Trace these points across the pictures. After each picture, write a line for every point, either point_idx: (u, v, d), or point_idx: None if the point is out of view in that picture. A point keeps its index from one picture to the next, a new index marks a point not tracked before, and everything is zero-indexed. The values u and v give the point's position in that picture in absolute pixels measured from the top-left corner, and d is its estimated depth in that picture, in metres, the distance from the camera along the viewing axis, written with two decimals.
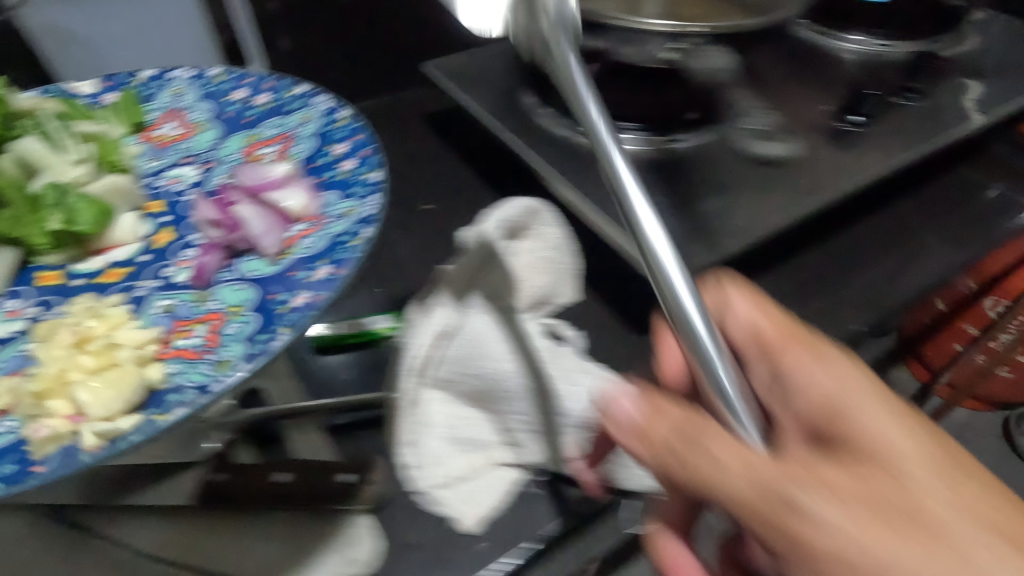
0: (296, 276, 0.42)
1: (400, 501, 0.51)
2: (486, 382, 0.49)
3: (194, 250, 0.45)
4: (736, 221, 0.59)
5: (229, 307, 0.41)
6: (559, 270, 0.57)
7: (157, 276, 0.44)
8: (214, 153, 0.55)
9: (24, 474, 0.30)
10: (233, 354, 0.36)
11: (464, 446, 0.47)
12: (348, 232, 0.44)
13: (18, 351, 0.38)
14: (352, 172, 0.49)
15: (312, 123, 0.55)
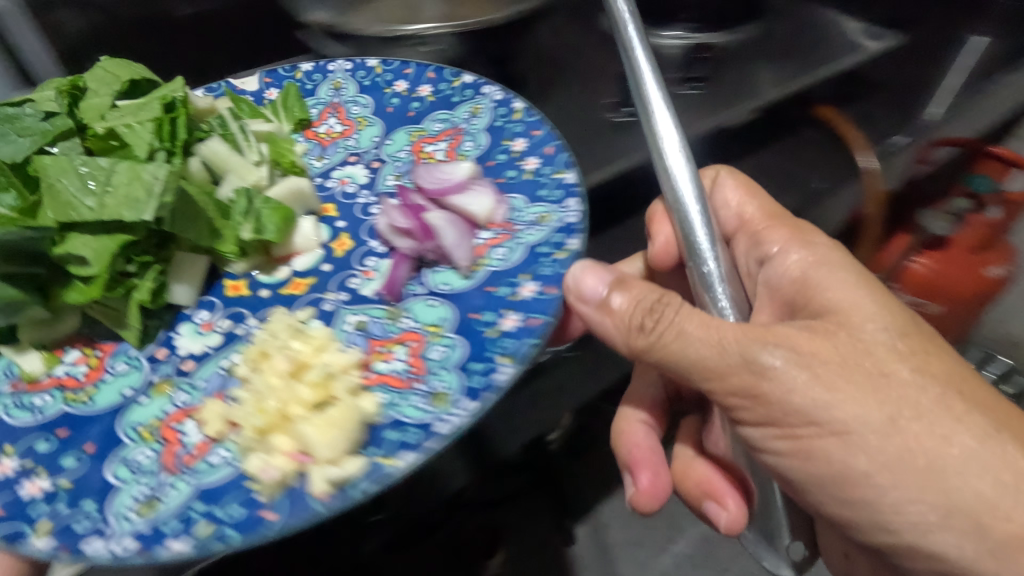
0: (497, 293, 0.38)
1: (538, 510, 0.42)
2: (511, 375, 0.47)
3: (379, 259, 0.42)
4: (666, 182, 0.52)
5: (431, 328, 0.37)
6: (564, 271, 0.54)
7: (341, 287, 0.41)
8: (376, 152, 0.52)
9: (255, 520, 0.27)
10: (451, 385, 0.32)
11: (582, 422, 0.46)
12: (551, 242, 0.39)
13: (218, 368, 0.37)
14: (540, 170, 0.44)
15: (484, 118, 0.50)
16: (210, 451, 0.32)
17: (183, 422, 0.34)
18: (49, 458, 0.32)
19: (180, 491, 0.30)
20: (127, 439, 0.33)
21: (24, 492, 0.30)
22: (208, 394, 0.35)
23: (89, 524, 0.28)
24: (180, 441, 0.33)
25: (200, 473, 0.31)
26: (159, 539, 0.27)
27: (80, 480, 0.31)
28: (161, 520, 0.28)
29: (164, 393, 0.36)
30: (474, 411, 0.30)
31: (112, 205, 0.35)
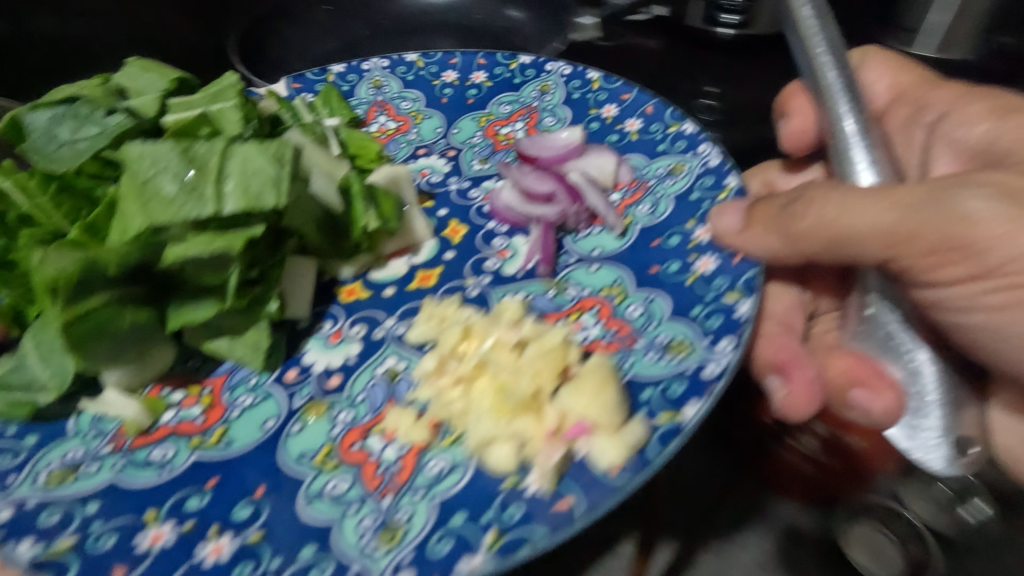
0: (667, 244, 0.34)
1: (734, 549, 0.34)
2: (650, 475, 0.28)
3: (509, 236, 0.38)
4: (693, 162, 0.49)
5: (606, 288, 0.33)
6: None
7: (480, 273, 0.36)
8: (448, 140, 0.47)
9: (544, 513, 0.22)
10: (685, 333, 0.29)
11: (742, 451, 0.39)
12: (703, 190, 0.37)
13: (374, 376, 0.31)
14: (651, 128, 0.42)
15: (560, 92, 0.48)
16: (415, 459, 0.26)
17: (365, 439, 0.27)
18: (214, 512, 0.24)
19: (420, 511, 0.24)
20: (293, 474, 0.26)
21: (211, 558, 0.23)
22: (374, 408, 0.29)
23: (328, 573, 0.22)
24: (368, 457, 0.26)
25: (424, 483, 0.25)
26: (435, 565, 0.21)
27: (274, 526, 0.24)
28: (417, 544, 0.22)
29: (321, 415, 0.29)
30: (734, 346, 0.27)
31: (231, 193, 0.28)
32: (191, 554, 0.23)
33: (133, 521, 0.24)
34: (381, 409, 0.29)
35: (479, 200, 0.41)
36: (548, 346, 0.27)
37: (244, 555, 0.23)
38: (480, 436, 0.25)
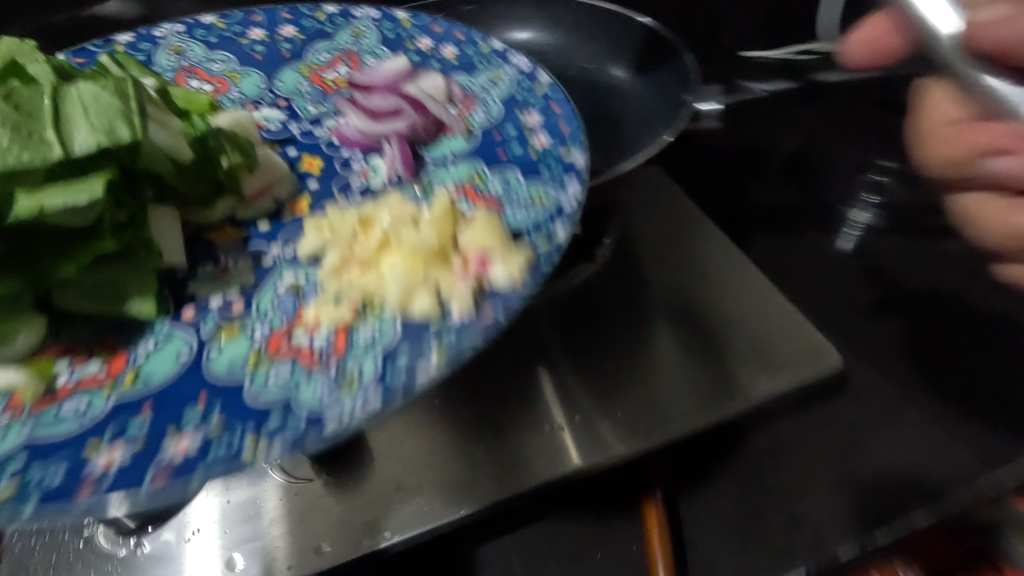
0: (506, 134, 0.41)
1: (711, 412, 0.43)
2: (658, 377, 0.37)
3: (367, 159, 0.41)
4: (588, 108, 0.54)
5: (468, 177, 0.38)
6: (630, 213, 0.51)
7: (350, 190, 0.39)
8: (274, 89, 0.47)
9: (475, 321, 0.28)
10: (539, 185, 0.35)
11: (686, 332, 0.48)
12: (522, 89, 0.43)
13: (279, 291, 0.32)
14: (463, 49, 0.48)
15: (371, 34, 0.50)
16: (346, 332, 0.29)
17: (290, 337, 0.29)
18: (159, 427, 0.25)
19: (364, 364, 0.27)
20: (228, 381, 0.27)
21: (177, 457, 0.24)
22: (289, 313, 0.30)
23: (295, 423, 0.25)
24: (299, 346, 0.29)
25: (362, 343, 0.28)
26: (395, 381, 0.26)
27: (228, 414, 0.26)
28: (370, 378, 0.26)
29: (238, 334, 0.30)
30: (581, 183, 0.35)
31: (70, 139, 0.27)
32: (148, 463, 0.24)
33: (74, 459, 0.24)
34: (294, 310, 0.31)
35: (325, 137, 0.43)
36: (438, 214, 0.32)
37: (206, 444, 0.25)
38: (401, 292, 0.29)
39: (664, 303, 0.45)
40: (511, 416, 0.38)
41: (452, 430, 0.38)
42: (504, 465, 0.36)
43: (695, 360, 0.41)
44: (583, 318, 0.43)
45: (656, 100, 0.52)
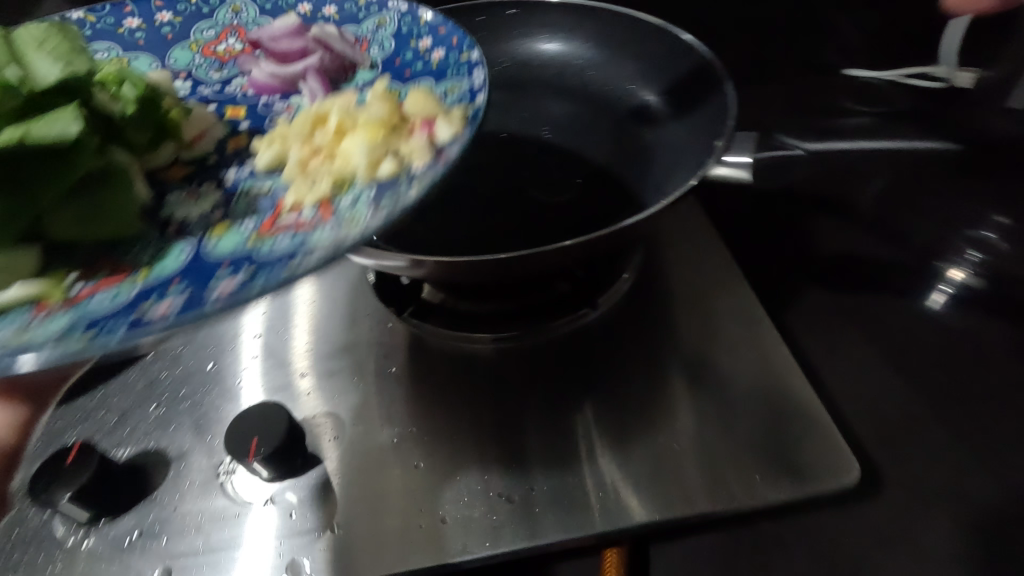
0: (404, 58, 0.53)
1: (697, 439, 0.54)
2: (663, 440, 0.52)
3: (286, 99, 0.52)
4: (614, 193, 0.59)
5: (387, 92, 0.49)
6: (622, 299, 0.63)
7: (274, 121, 0.50)
8: (183, 67, 0.56)
9: (435, 163, 0.39)
10: (451, 82, 0.48)
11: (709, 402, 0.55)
12: (405, 28, 0.55)
13: (252, 195, 0.43)
14: (342, 11, 0.58)
15: (246, 9, 0.59)
16: (326, 202, 0.39)
17: (278, 219, 0.39)
18: (213, 279, 0.35)
19: (359, 212, 0.37)
20: (242, 249, 0.37)
21: (224, 291, 0.34)
22: (273, 201, 0.41)
23: (307, 248, 0.35)
24: (290, 219, 0.38)
25: (346, 201, 0.38)
26: (384, 205, 0.37)
27: (254, 258, 0.36)
28: (356, 212, 0.37)
29: (227, 230, 0.40)
30: (482, 66, 0.47)
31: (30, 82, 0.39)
32: (218, 296, 0.33)
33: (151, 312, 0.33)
34: (272, 204, 0.41)
35: (239, 90, 0.53)
36: (377, 98, 0.47)
37: (258, 275, 0.34)
38: (367, 161, 0.40)
39: (680, 367, 0.58)
40: (555, 464, 0.51)
41: (431, 423, 0.54)
42: (551, 503, 0.48)
43: (713, 447, 0.52)
44: (607, 369, 0.57)
45: (691, 94, 0.60)
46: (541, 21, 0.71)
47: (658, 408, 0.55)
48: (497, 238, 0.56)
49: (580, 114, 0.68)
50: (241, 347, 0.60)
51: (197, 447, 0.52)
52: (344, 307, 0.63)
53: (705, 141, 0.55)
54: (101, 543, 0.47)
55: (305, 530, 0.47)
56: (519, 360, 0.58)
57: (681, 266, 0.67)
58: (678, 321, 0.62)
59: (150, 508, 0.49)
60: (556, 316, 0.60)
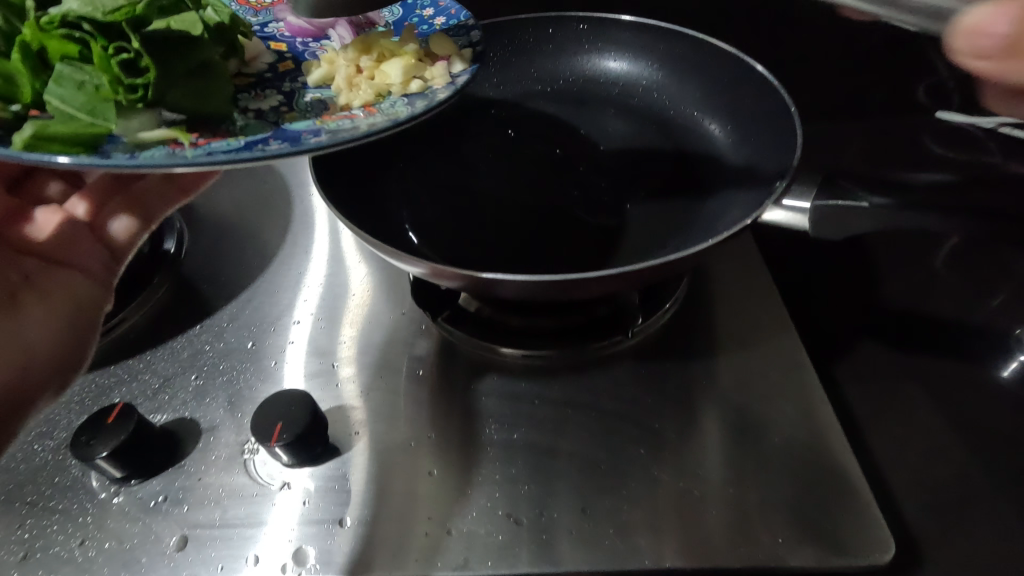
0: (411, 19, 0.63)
1: (727, 486, 0.50)
2: (686, 493, 0.50)
3: (319, 41, 0.61)
4: (663, 221, 0.57)
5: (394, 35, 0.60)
6: (666, 333, 0.61)
7: (311, 52, 0.59)
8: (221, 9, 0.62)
9: (457, 85, 0.50)
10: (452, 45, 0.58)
11: (744, 460, 0.52)
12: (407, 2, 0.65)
13: (309, 100, 0.52)
14: None
15: None
16: (372, 107, 0.49)
17: (336, 113, 0.49)
18: (303, 134, 0.44)
19: (400, 109, 0.47)
20: (312, 124, 0.46)
21: (317, 139, 0.42)
22: (325, 104, 0.51)
23: (372, 122, 0.45)
24: (346, 113, 0.48)
25: (390, 105, 0.48)
26: (423, 105, 0.47)
27: (331, 126, 0.45)
28: (401, 108, 0.47)
29: (293, 116, 0.48)
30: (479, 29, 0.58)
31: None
32: (317, 139, 0.42)
33: (264, 145, 0.41)
34: (326, 104, 0.51)
35: (278, 31, 0.61)
36: (403, 35, 0.57)
37: (338, 132, 0.43)
38: (399, 82, 0.51)
39: (719, 410, 0.55)
40: (567, 493, 0.50)
41: (453, 433, 0.54)
42: (558, 533, 0.47)
43: (743, 503, 0.49)
44: (640, 400, 0.56)
45: (761, 129, 0.59)
46: (611, 37, 0.71)
47: (684, 450, 0.53)
48: (538, 253, 0.56)
49: (641, 134, 0.67)
50: (278, 330, 0.62)
51: (228, 423, 0.55)
52: (381, 305, 0.64)
53: (767, 182, 0.53)
54: (129, 502, 0.50)
55: (316, 519, 0.48)
56: (545, 381, 0.57)
57: (727, 302, 0.64)
58: (716, 361, 0.59)
59: (178, 476, 0.51)
60: (590, 339, 0.58)
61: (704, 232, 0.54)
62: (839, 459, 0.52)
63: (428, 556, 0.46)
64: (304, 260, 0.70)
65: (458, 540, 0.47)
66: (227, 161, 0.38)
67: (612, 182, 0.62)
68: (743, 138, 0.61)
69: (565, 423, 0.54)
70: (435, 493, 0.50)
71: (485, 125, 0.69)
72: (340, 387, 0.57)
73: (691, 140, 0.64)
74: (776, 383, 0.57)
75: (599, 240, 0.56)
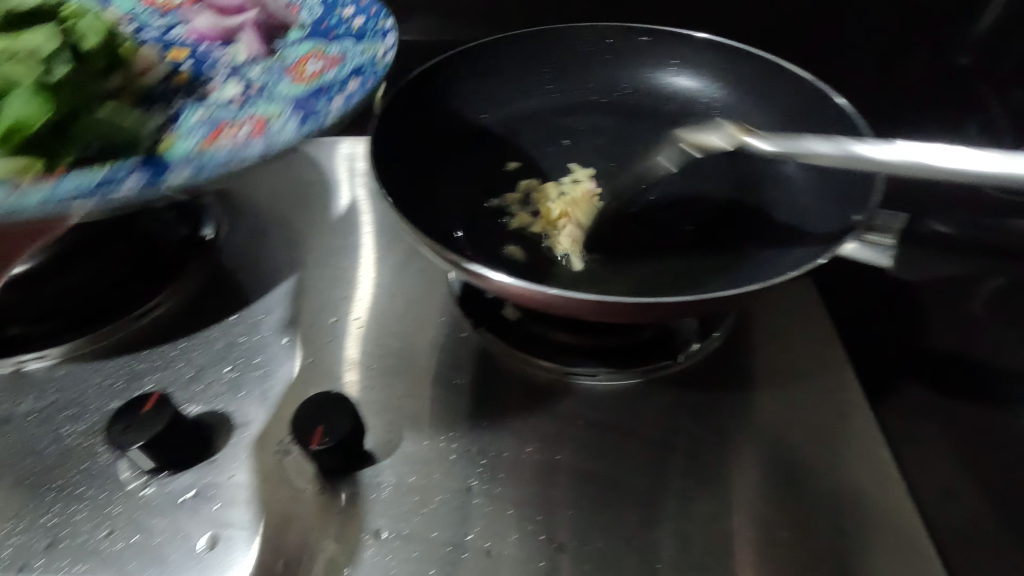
0: (334, 32, 0.68)
1: (776, 529, 0.48)
2: (733, 533, 0.48)
3: (223, 46, 0.66)
4: (724, 246, 0.55)
5: (304, 53, 0.65)
6: (715, 360, 0.59)
7: (223, 61, 0.65)
8: (164, 18, 0.70)
9: (318, 119, 0.56)
10: (370, 43, 0.65)
11: (791, 503, 0.50)
12: (333, 14, 0.71)
13: (198, 115, 0.57)
14: None
15: None
16: (262, 128, 0.55)
17: (224, 128, 0.55)
18: (184, 155, 0.52)
19: (286, 135, 0.54)
20: (194, 152, 0.52)
21: (135, 184, 0.48)
22: (228, 116, 0.57)
23: (238, 160, 0.51)
24: (237, 133, 0.54)
25: (267, 131, 0.55)
26: (286, 135, 0.54)
27: (205, 157, 0.52)
28: (256, 137, 0.54)
29: (177, 139, 0.54)
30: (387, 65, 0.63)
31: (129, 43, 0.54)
32: (165, 177, 0.49)
33: (199, 166, 0.50)
34: (221, 121, 0.56)
35: (181, 37, 0.68)
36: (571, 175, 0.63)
37: (204, 167, 0.50)
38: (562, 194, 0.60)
39: (768, 448, 0.53)
40: (610, 522, 0.48)
41: (490, 450, 0.52)
42: (599, 562, 0.45)
43: (792, 548, 0.47)
44: (687, 430, 0.54)
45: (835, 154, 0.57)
46: (674, 52, 0.70)
47: (734, 486, 0.50)
48: (595, 266, 0.54)
49: (699, 153, 0.65)
50: (315, 327, 0.61)
51: (261, 419, 0.53)
52: (420, 308, 0.63)
53: (844, 218, 0.51)
54: (159, 494, 0.48)
55: (351, 529, 0.47)
56: (589, 402, 0.55)
57: (776, 335, 0.62)
58: (765, 392, 0.57)
59: (208, 473, 0.49)
60: (636, 362, 0.57)
61: (770, 261, 0.52)
62: (892, 508, 0.50)
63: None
64: (344, 256, 0.68)
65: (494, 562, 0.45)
66: (64, 206, 0.45)
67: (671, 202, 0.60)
68: (812, 163, 0.59)
69: (608, 449, 0.52)
70: (468, 514, 0.48)
71: (537, 134, 0.68)
72: (376, 392, 0.56)
73: (755, 165, 0.63)
74: (828, 423, 0.55)
75: (658, 258, 0.54)
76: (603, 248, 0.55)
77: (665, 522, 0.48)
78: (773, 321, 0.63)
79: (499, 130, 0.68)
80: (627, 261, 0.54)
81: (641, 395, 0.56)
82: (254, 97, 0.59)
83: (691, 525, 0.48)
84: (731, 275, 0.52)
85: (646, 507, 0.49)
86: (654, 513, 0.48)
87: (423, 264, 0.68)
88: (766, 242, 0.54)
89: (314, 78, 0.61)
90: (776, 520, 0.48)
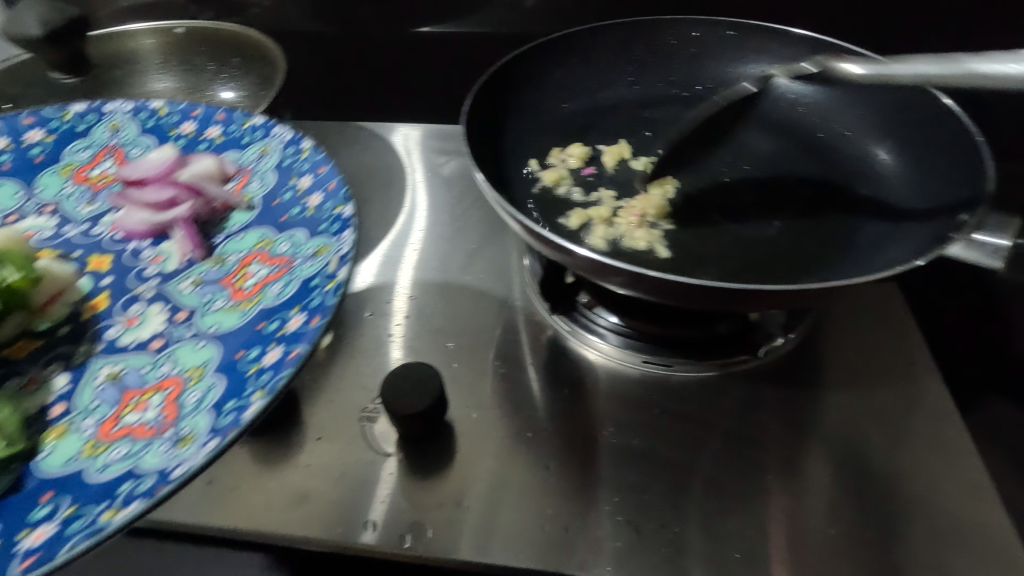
0: (282, 201, 0.56)
1: (858, 527, 0.47)
2: (813, 528, 0.47)
3: (156, 246, 0.56)
4: (812, 242, 0.54)
5: (254, 250, 0.53)
6: (793, 357, 0.59)
7: (151, 273, 0.54)
8: (70, 196, 0.61)
9: (244, 416, 0.38)
10: (323, 240, 0.49)
11: (873, 502, 0.49)
12: (292, 158, 0.59)
13: (97, 384, 0.45)
14: (246, 137, 0.63)
15: (171, 110, 0.66)
16: (166, 424, 0.40)
17: (120, 422, 0.41)
18: (59, 512, 0.36)
19: (198, 418, 0.39)
20: (82, 482, 0.38)
21: (32, 543, 0.34)
22: (145, 380, 0.44)
23: (135, 485, 0.36)
24: (142, 429, 0.40)
25: (178, 421, 0.40)
26: (219, 430, 0.38)
27: (83, 500, 0.36)
28: (185, 429, 0.39)
29: (69, 433, 0.42)
30: (347, 265, 0.46)
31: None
32: (40, 545, 0.34)
33: (75, 514, 0.35)
34: (122, 403, 0.43)
35: (107, 233, 0.58)
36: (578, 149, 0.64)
37: (88, 529, 0.34)
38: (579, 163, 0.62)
39: (849, 446, 0.52)
40: (687, 508, 0.48)
41: (566, 431, 0.53)
42: (678, 546, 0.46)
43: (875, 547, 0.46)
44: (764, 424, 0.53)
45: (938, 155, 0.56)
46: (761, 48, 0.69)
47: (814, 483, 0.50)
48: (678, 256, 0.54)
49: (784, 150, 0.65)
50: (396, 304, 0.63)
51: (347, 387, 0.56)
52: (496, 292, 0.65)
53: (950, 219, 0.50)
54: (255, 448, 0.52)
55: (434, 495, 0.49)
56: (665, 390, 0.56)
57: (858, 337, 0.61)
58: (846, 391, 0.56)
59: (300, 433, 0.53)
60: (712, 354, 0.57)
61: (865, 263, 0.51)
62: (981, 514, 0.48)
63: (541, 549, 0.46)
64: (422, 239, 0.70)
65: (572, 537, 0.46)
66: None
67: (755, 196, 0.59)
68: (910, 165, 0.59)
69: (683, 437, 0.53)
70: (545, 489, 0.49)
71: (617, 125, 0.68)
72: (455, 368, 0.58)
73: (847, 163, 0.62)
74: (912, 426, 0.54)
75: (743, 252, 0.54)
76: (687, 238, 0.55)
77: (743, 510, 0.48)
78: (853, 322, 0.62)
79: (578, 122, 0.68)
80: (715, 253, 0.54)
81: (717, 387, 0.56)
82: (176, 335, 0.47)
83: (769, 515, 0.48)
84: (824, 276, 0.51)
85: (723, 496, 0.49)
86: (730, 502, 0.48)
87: (497, 248, 0.70)
88: (857, 242, 0.54)
89: (253, 297, 0.48)
90: (858, 519, 0.48)
